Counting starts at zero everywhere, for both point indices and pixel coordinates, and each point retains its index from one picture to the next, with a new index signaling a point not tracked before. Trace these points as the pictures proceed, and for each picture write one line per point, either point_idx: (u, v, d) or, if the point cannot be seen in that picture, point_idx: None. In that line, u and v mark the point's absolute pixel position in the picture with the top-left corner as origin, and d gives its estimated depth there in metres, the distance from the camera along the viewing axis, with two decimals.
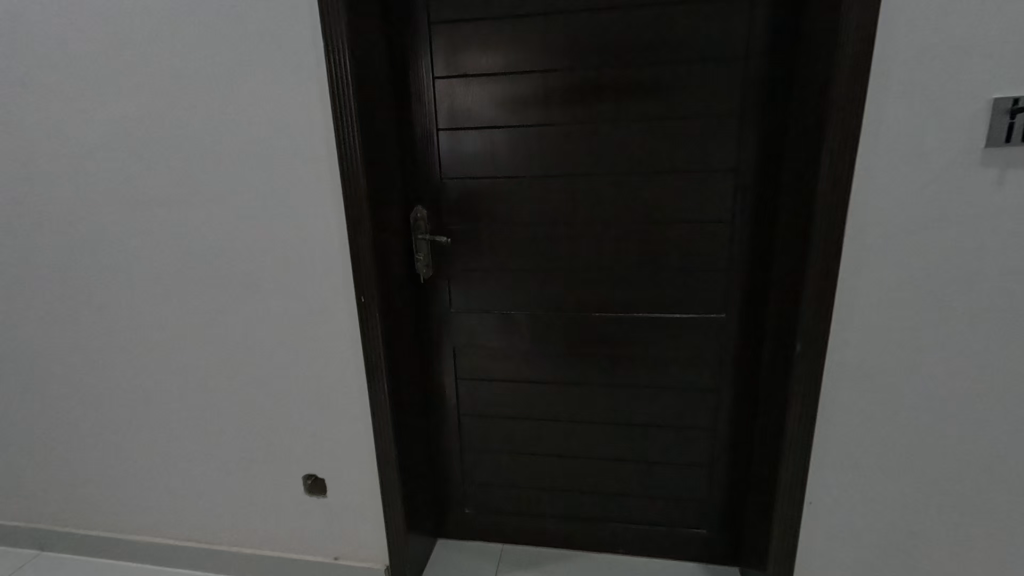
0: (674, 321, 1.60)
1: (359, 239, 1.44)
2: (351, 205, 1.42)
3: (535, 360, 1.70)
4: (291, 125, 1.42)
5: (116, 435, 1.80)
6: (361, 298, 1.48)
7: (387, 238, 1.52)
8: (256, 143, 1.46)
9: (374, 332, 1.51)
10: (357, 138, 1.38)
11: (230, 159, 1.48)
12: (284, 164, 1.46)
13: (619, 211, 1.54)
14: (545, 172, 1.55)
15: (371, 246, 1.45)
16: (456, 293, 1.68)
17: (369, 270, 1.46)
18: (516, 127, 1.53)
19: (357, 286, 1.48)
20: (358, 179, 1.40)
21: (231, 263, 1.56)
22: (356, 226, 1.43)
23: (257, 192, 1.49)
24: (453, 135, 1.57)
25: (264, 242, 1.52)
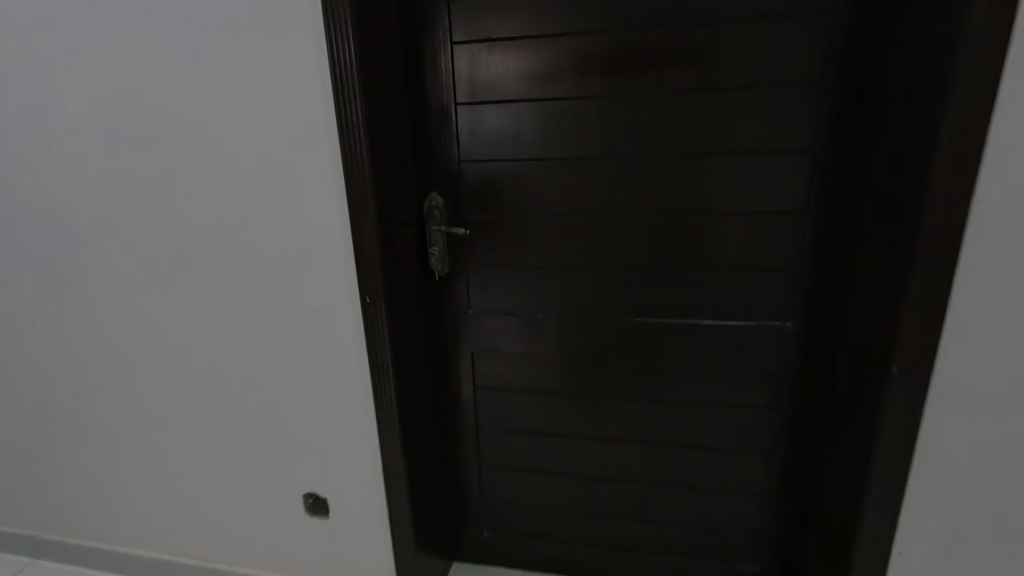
0: (727, 329, 1.37)
1: (364, 233, 1.25)
2: (355, 192, 1.23)
3: (564, 369, 1.50)
4: (285, 100, 1.23)
5: (106, 441, 1.67)
6: (365, 299, 1.30)
7: (397, 231, 1.32)
8: (248, 121, 1.27)
9: (382, 338, 1.33)
10: (362, 115, 1.18)
11: (220, 140, 1.30)
12: (279, 144, 1.27)
13: (666, 200, 1.32)
14: (580, 155, 1.33)
15: (376, 240, 1.26)
16: (476, 292, 1.49)
17: (375, 268, 1.27)
18: (545, 101, 1.32)
19: (362, 286, 1.29)
20: (363, 162, 1.21)
21: (225, 259, 1.39)
22: (361, 217, 1.24)
23: (251, 178, 1.31)
24: (473, 110, 1.36)
25: (260, 235, 1.34)
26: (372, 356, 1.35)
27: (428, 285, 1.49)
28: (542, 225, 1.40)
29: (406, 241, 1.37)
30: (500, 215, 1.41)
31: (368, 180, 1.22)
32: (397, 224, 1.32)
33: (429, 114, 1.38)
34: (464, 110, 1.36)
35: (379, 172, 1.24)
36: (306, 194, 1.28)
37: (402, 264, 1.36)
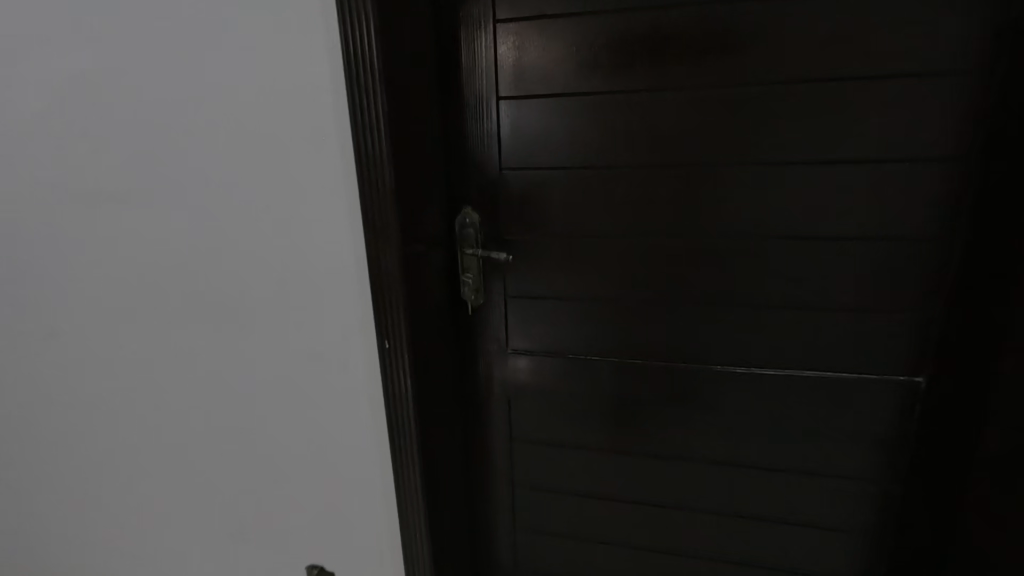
0: (829, 382, 1.11)
1: (386, 263, 1.00)
2: (373, 212, 0.98)
3: (620, 422, 1.24)
4: (281, 93, 0.98)
5: (92, 484, 1.48)
6: (383, 343, 1.06)
7: (424, 258, 1.07)
8: (240, 115, 1.02)
9: (404, 388, 1.09)
10: (383, 115, 0.93)
11: (207, 139, 1.06)
12: (277, 145, 1.01)
13: (762, 221, 1.05)
14: (653, 164, 1.07)
15: (397, 273, 1.01)
16: (516, 329, 1.23)
17: (397, 307, 1.03)
18: (611, 95, 1.05)
19: (381, 327, 1.05)
20: (384, 176, 0.96)
21: (219, 283, 1.16)
22: (381, 244, 1.00)
23: (245, 187, 1.07)
24: (519, 105, 1.09)
25: (256, 255, 1.10)
26: (391, 409, 1.12)
27: (458, 318, 1.24)
28: (601, 251, 1.14)
29: (434, 269, 1.12)
30: (549, 237, 1.15)
31: (389, 199, 0.97)
32: (424, 248, 1.07)
33: (463, 110, 1.12)
34: (509, 107, 1.10)
35: (404, 187, 0.99)
36: (310, 210, 1.03)
37: (428, 297, 1.11)
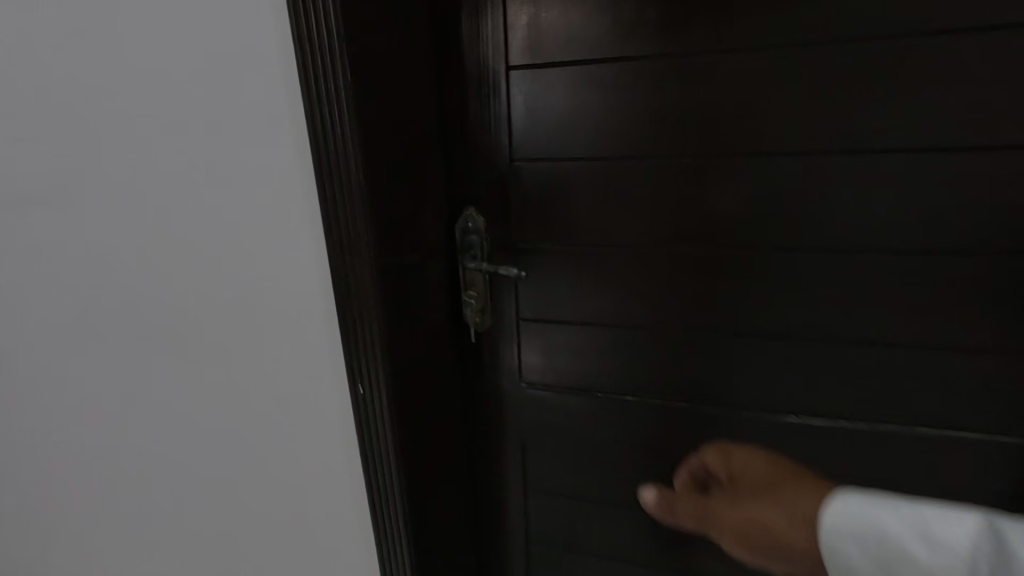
0: (952, 448, 0.81)
1: (357, 287, 0.74)
2: (338, 220, 0.70)
3: (660, 479, 0.99)
4: (195, 62, 0.71)
5: (11, 550, 1.22)
6: (358, 388, 0.80)
7: (412, 278, 0.82)
8: (154, 92, 0.75)
9: (386, 446, 0.83)
10: (347, 86, 0.66)
11: (113, 126, 0.78)
12: (206, 132, 0.74)
13: (867, 229, 0.77)
14: (714, 152, 0.80)
15: (374, 304, 0.74)
16: (531, 359, 0.99)
17: (376, 348, 0.77)
18: (659, 61, 0.79)
19: (356, 372, 0.79)
20: (351, 171, 0.68)
21: (144, 315, 0.88)
22: (350, 265, 0.73)
23: (168, 188, 0.79)
24: (537, 78, 0.84)
25: (190, 279, 0.83)
26: (371, 473, 0.86)
27: (459, 345, 1.00)
28: (641, 265, 0.88)
29: (426, 290, 0.87)
30: (575, 247, 0.90)
31: (359, 204, 0.69)
32: (416, 264, 0.83)
33: (465, 85, 0.87)
34: (523, 80, 0.85)
35: (381, 186, 0.71)
36: (242, 221, 0.76)
37: (420, 328, 0.86)
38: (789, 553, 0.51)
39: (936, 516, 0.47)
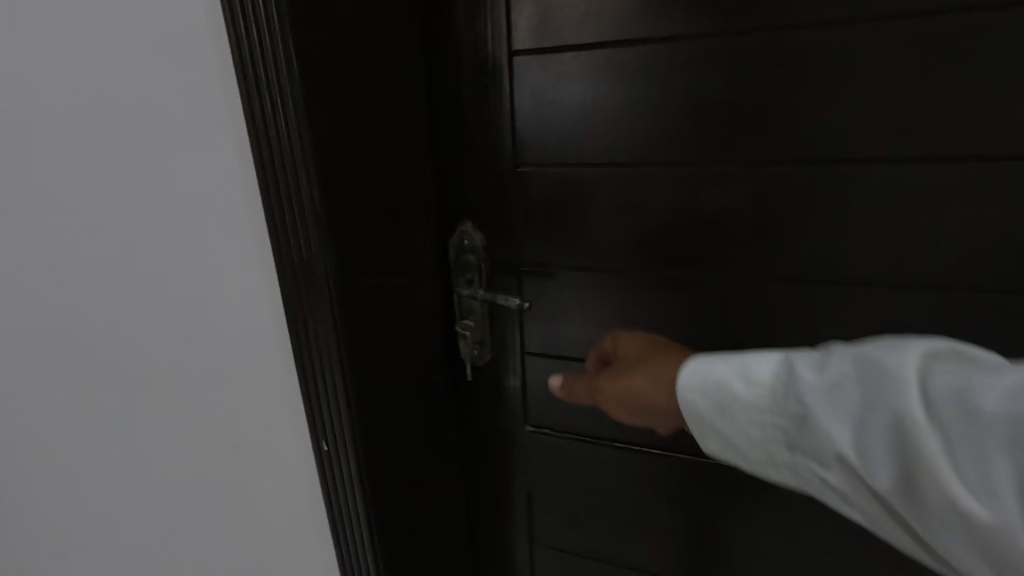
0: None
1: (315, 328, 0.60)
2: (292, 249, 0.57)
3: (691, 544, 0.84)
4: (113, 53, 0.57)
5: None
6: (321, 445, 0.66)
7: (389, 313, 0.68)
8: (60, 84, 0.60)
9: (356, 514, 0.69)
10: (293, 81, 0.51)
11: (18, 129, 0.64)
12: (126, 134, 0.60)
13: (962, 265, 0.60)
14: (767, 162, 0.64)
15: (335, 350, 0.60)
16: (534, 403, 0.84)
17: (340, 401, 0.63)
18: (699, 45, 0.63)
19: (318, 427, 0.66)
20: (303, 189, 0.54)
21: (70, 353, 0.74)
22: (307, 302, 0.59)
23: (86, 205, 0.64)
24: (546, 69, 0.69)
25: (121, 311, 0.69)
26: (342, 540, 0.72)
27: (452, 384, 0.85)
28: (670, 298, 0.72)
29: (409, 323, 0.72)
30: (590, 272, 0.75)
31: (315, 229, 0.55)
32: (396, 294, 0.69)
33: (459, 76, 0.72)
34: (530, 71, 0.69)
35: (342, 206, 0.57)
36: (180, 247, 0.62)
37: (401, 370, 0.72)
38: (655, 410, 0.60)
39: (757, 362, 0.52)
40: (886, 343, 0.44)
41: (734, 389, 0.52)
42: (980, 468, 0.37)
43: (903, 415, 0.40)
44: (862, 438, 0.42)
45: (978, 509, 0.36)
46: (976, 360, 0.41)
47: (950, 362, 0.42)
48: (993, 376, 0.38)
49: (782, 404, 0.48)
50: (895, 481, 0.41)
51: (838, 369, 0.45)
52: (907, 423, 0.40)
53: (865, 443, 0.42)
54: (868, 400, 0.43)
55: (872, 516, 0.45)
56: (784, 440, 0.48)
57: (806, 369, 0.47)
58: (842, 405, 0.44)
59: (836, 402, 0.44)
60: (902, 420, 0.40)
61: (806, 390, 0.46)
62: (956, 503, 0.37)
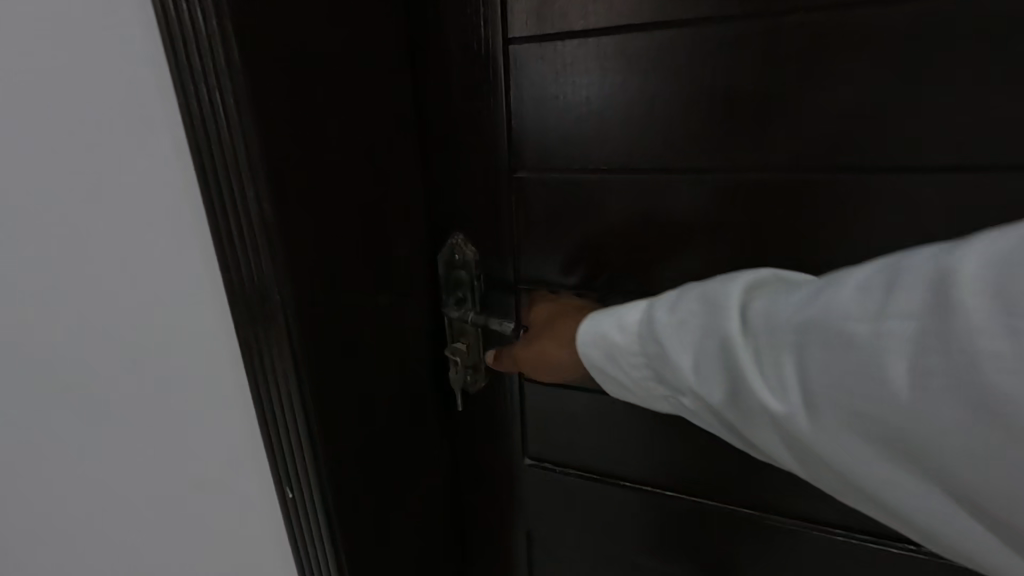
0: None
1: (274, 363, 0.52)
2: (244, 277, 0.49)
3: None
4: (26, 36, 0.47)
5: None
6: (285, 490, 0.59)
7: (364, 344, 0.60)
8: None
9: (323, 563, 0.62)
10: (233, 83, 0.42)
11: None
12: (47, 139, 0.51)
13: None
14: (804, 174, 0.55)
15: (298, 392, 0.53)
16: (533, 436, 0.76)
17: (303, 448, 0.55)
18: (726, 37, 0.53)
19: (282, 473, 0.58)
20: (252, 212, 0.46)
21: (14, 376, 0.67)
22: (265, 338, 0.51)
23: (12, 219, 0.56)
24: (548, 65, 0.60)
25: (64, 335, 0.62)
26: None
27: (442, 412, 0.77)
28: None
29: (389, 352, 0.65)
30: (594, 291, 0.67)
31: (269, 258, 0.47)
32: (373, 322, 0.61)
33: (448, 73, 0.63)
34: (528, 68, 0.61)
35: (302, 229, 0.49)
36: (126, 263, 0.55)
37: (380, 406, 0.64)
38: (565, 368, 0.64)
39: (628, 309, 0.58)
40: (720, 281, 0.52)
41: (610, 337, 0.58)
42: (792, 378, 0.45)
43: (736, 344, 0.48)
44: (707, 365, 0.51)
45: (788, 408, 0.45)
46: (788, 283, 0.49)
47: (768, 291, 0.49)
48: (793, 301, 0.45)
49: (647, 341, 0.55)
50: (733, 396, 0.49)
51: (689, 309, 0.52)
52: (739, 352, 0.48)
53: (709, 369, 0.50)
54: (711, 334, 0.50)
55: (716, 422, 0.54)
56: (653, 369, 0.56)
57: (663, 312, 0.54)
58: (692, 339, 0.52)
59: (687, 336, 0.52)
60: (735, 349, 0.48)
61: (662, 330, 0.53)
62: (763, 404, 0.47)
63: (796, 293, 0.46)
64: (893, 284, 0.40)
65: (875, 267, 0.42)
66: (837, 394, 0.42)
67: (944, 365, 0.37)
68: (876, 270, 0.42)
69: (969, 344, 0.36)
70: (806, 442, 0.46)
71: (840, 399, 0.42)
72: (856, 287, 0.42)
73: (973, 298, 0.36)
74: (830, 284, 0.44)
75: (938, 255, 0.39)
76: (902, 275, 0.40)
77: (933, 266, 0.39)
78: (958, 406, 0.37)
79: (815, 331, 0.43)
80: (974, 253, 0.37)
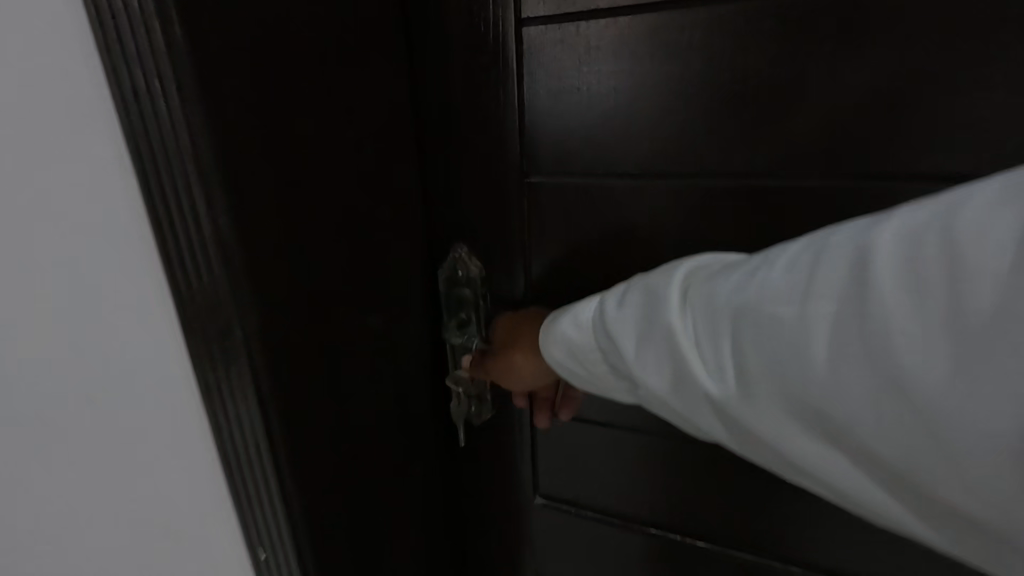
0: None
1: (238, 409, 0.43)
2: (196, 316, 0.40)
3: None
4: None
5: None
6: (256, 550, 0.51)
7: (350, 378, 0.52)
8: None
9: None
10: (177, 81, 0.34)
11: None
12: None
13: None
14: (870, 189, 0.47)
15: (267, 445, 0.45)
16: (545, 474, 0.68)
17: (275, 501, 0.47)
18: (779, 19, 0.45)
19: (251, 531, 0.50)
20: (204, 239, 0.38)
21: None
22: (223, 385, 0.43)
23: None
24: (563, 60, 0.52)
25: None
26: None
27: (440, 449, 0.69)
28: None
29: (377, 387, 0.57)
30: None
31: (226, 292, 0.39)
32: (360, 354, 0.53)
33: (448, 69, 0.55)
34: (539, 63, 0.52)
35: (271, 253, 0.41)
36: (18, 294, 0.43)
37: (368, 448, 0.56)
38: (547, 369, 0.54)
39: (580, 304, 0.47)
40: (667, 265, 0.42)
41: (562, 335, 0.47)
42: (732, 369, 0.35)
43: (676, 333, 0.38)
44: (649, 357, 0.40)
45: (731, 405, 0.36)
46: (729, 260, 0.40)
47: (711, 268, 0.39)
48: (732, 280, 0.36)
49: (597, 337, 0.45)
50: (673, 392, 0.39)
51: (633, 299, 0.42)
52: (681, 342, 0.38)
53: (651, 362, 0.40)
54: (652, 324, 0.40)
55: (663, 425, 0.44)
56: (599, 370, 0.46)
57: (612, 302, 0.43)
58: (631, 329, 0.41)
59: (627, 327, 0.41)
60: (673, 337, 0.38)
61: (612, 323, 0.42)
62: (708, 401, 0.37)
63: (734, 271, 0.37)
64: (821, 257, 0.33)
65: (803, 245, 0.35)
66: (776, 379, 0.33)
67: (867, 349, 0.30)
68: (814, 241, 0.34)
69: (896, 328, 0.29)
70: (759, 442, 0.36)
71: (784, 391, 0.33)
72: (788, 262, 0.34)
73: (896, 275, 0.29)
74: (761, 261, 0.36)
75: (871, 224, 0.32)
76: (830, 249, 0.33)
77: (853, 241, 0.32)
78: (902, 400, 0.29)
79: (753, 312, 0.34)
80: (900, 226, 0.30)
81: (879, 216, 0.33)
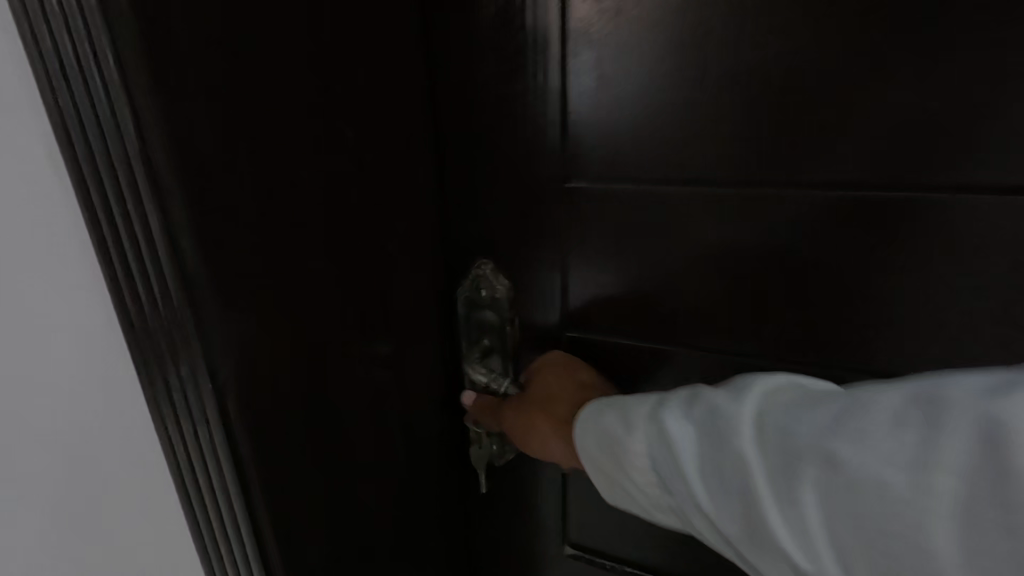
0: None
1: (206, 471, 0.35)
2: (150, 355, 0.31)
3: None
4: None
5: None
6: None
7: (351, 422, 0.44)
8: None
9: None
10: (118, 60, 0.25)
11: None
12: None
13: None
14: (982, 214, 0.39)
15: (241, 518, 0.36)
16: (568, 518, 0.60)
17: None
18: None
19: None
20: (159, 265, 0.29)
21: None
22: (187, 442, 0.34)
23: None
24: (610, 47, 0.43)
25: None
26: None
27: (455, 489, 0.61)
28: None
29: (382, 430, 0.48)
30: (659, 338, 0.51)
31: (190, 331, 0.31)
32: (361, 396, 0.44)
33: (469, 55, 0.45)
34: (581, 50, 0.43)
35: (251, 284, 0.33)
36: None
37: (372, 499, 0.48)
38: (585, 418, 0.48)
39: (631, 405, 0.39)
40: (738, 381, 0.35)
41: (607, 433, 0.40)
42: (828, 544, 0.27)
43: (750, 488, 0.30)
44: (715, 495, 0.32)
45: None
46: (821, 390, 0.32)
47: (797, 397, 0.32)
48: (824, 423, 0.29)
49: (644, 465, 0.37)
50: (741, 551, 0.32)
51: (699, 415, 0.34)
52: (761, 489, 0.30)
53: (718, 510, 0.32)
54: (720, 456, 0.32)
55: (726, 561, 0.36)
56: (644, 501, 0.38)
57: (671, 413, 0.36)
58: (692, 455, 0.34)
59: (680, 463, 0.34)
60: (747, 493, 0.30)
61: (668, 444, 0.35)
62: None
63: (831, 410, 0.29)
64: (947, 417, 0.25)
65: (907, 394, 0.28)
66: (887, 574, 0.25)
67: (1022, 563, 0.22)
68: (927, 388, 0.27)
69: None
70: None
71: None
72: (901, 416, 0.27)
73: None
74: (863, 407, 0.28)
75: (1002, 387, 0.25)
76: (951, 410, 0.25)
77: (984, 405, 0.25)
78: None
79: (854, 483, 0.27)
80: None
81: (1014, 372, 0.26)
